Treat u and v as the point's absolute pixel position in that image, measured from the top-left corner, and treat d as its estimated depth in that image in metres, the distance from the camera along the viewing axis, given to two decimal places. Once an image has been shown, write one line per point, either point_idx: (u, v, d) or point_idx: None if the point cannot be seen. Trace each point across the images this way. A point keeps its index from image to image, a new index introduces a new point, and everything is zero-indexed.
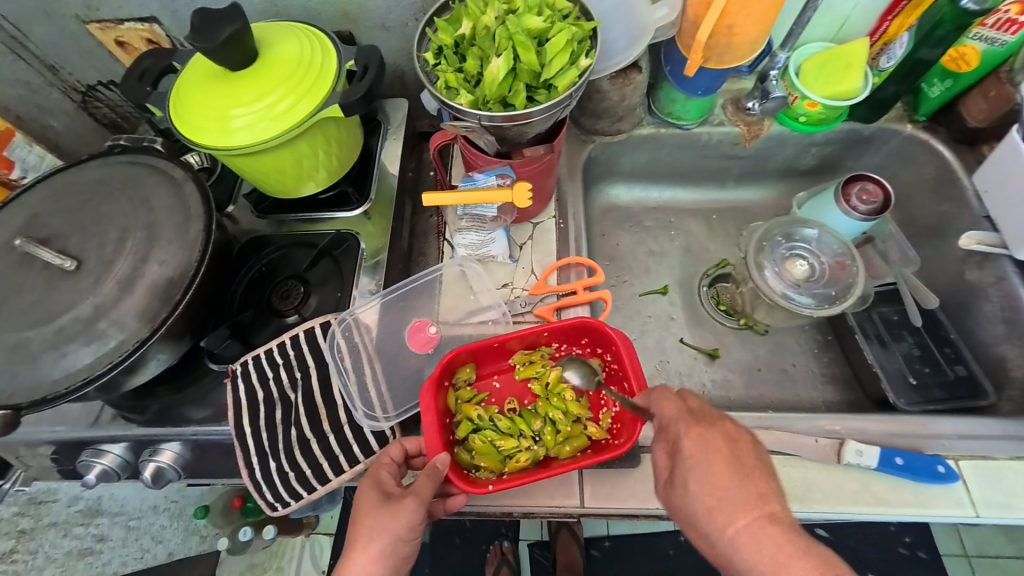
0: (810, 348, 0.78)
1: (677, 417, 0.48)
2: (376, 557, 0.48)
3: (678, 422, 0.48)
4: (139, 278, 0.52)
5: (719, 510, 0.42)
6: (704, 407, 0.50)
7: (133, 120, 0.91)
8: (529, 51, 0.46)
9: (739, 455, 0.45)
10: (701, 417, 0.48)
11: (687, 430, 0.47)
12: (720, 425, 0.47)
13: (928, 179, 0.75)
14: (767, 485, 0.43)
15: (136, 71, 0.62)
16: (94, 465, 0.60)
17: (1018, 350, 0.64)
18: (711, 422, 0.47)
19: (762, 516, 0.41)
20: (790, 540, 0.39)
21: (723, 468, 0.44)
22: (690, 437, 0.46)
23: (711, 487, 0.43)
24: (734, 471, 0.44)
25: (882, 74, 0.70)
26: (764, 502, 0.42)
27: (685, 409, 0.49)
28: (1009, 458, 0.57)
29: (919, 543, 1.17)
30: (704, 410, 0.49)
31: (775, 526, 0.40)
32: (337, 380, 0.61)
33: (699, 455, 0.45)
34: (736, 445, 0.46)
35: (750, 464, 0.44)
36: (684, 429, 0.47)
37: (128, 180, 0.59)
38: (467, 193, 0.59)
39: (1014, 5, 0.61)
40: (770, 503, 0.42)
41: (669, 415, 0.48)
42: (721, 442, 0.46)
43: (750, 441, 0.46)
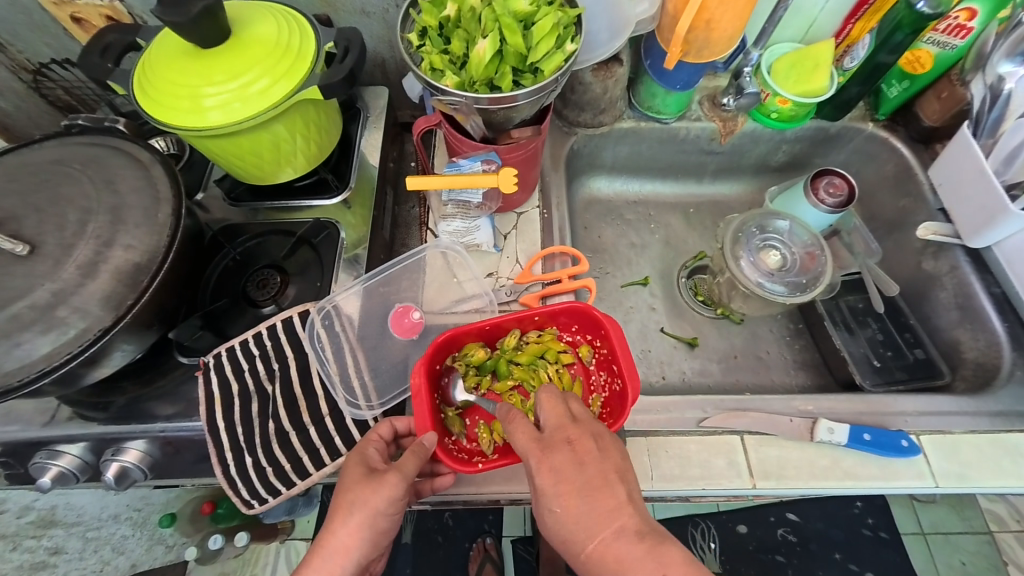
0: (783, 336, 0.81)
1: (526, 449, 0.46)
2: (355, 530, 0.47)
3: (528, 454, 0.45)
4: (103, 263, 0.49)
5: (574, 539, 0.42)
6: (561, 423, 0.47)
7: (91, 102, 0.86)
8: (515, 34, 0.46)
9: (589, 473, 0.44)
10: (551, 440, 0.46)
11: (537, 464, 0.44)
12: (568, 447, 0.45)
13: (890, 176, 0.80)
14: (616, 497, 0.43)
15: (97, 46, 0.59)
16: (50, 468, 0.56)
17: (970, 333, 0.68)
18: (559, 446, 0.45)
19: (613, 533, 0.41)
20: (637, 550, 0.40)
21: (573, 496, 0.43)
22: (541, 473, 0.44)
23: (564, 517, 0.43)
24: (583, 499, 0.43)
25: (846, 74, 0.73)
26: (615, 516, 0.42)
27: (534, 436, 0.46)
28: (963, 432, 0.60)
29: (881, 524, 1.23)
30: (558, 429, 0.47)
31: (623, 540, 0.41)
32: (318, 370, 0.59)
33: (550, 490, 0.43)
34: (585, 464, 0.44)
35: (599, 481, 0.43)
36: (535, 464, 0.45)
37: (90, 160, 0.56)
38: (453, 178, 0.59)
39: (962, 12, 0.64)
40: (620, 516, 0.42)
41: (521, 447, 0.46)
42: (571, 466, 0.44)
43: (601, 450, 0.45)
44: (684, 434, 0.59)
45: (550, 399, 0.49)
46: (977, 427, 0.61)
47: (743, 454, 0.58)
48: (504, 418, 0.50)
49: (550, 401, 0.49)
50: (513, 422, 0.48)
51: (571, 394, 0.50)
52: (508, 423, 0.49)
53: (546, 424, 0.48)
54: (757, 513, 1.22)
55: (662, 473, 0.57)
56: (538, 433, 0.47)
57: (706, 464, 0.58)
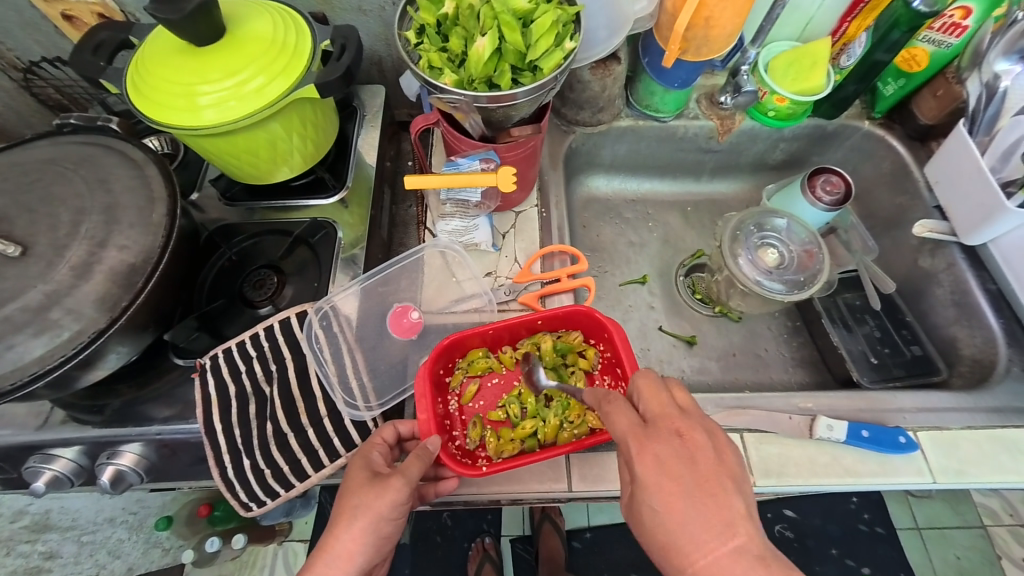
0: (781, 333, 0.82)
1: (629, 436, 0.43)
2: (359, 536, 0.47)
3: (630, 441, 0.43)
4: (97, 264, 0.49)
5: (679, 544, 0.39)
6: (666, 413, 0.44)
7: (83, 101, 0.85)
8: (514, 32, 0.46)
9: (700, 474, 0.41)
10: (656, 432, 0.43)
11: (639, 452, 0.42)
12: (679, 442, 0.42)
13: (886, 174, 0.80)
14: (732, 508, 0.39)
15: (90, 44, 0.58)
16: (44, 472, 0.56)
17: (967, 330, 0.69)
18: (667, 437, 0.43)
19: (727, 547, 0.38)
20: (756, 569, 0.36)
21: (681, 496, 0.40)
22: (646, 462, 0.42)
23: (670, 520, 0.40)
24: (693, 503, 0.40)
25: (842, 73, 0.74)
26: (729, 529, 0.38)
27: (638, 423, 0.44)
28: (961, 428, 0.61)
29: (877, 519, 1.24)
30: (663, 421, 0.44)
31: (739, 558, 0.37)
32: (315, 371, 0.59)
33: (655, 484, 0.41)
34: (696, 464, 0.41)
35: (713, 486, 0.40)
36: (637, 451, 0.42)
37: (83, 159, 0.55)
38: (451, 176, 0.58)
39: (958, 10, 0.65)
40: (735, 530, 0.38)
41: (622, 431, 0.44)
42: (681, 464, 0.41)
43: (714, 452, 0.42)
44: None
45: (652, 385, 0.46)
46: (975, 423, 0.61)
47: (743, 451, 0.58)
48: (598, 400, 0.49)
49: (651, 389, 0.46)
50: (612, 403, 0.47)
51: (672, 384, 0.48)
52: (607, 407, 0.47)
53: (648, 413, 0.45)
54: None
55: None
56: (642, 421, 0.44)
57: None
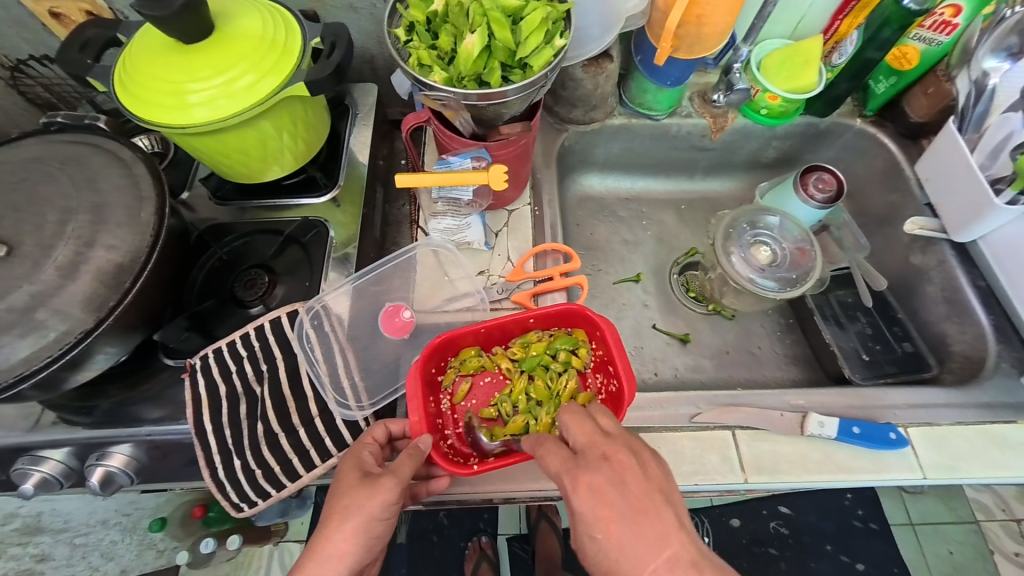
0: (774, 331, 0.82)
1: (562, 472, 0.44)
2: (350, 536, 0.47)
3: (564, 477, 0.44)
4: (84, 264, 0.48)
5: (620, 572, 0.39)
6: (593, 440, 0.45)
7: (71, 100, 0.84)
8: (504, 29, 0.46)
9: (631, 496, 0.41)
10: (585, 461, 0.44)
11: (573, 487, 0.43)
12: (607, 467, 0.43)
13: (878, 171, 0.80)
14: (664, 522, 0.40)
15: (76, 41, 0.57)
16: (32, 474, 0.55)
17: (957, 326, 0.69)
18: (595, 465, 0.43)
19: (664, 564, 0.38)
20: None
21: (616, 522, 0.40)
22: (579, 496, 0.42)
23: (610, 546, 0.40)
24: (627, 525, 0.40)
25: (834, 70, 0.73)
26: (664, 544, 0.39)
27: (569, 457, 0.45)
28: (952, 424, 0.61)
29: (871, 515, 1.25)
30: (591, 448, 0.45)
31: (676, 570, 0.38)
32: (307, 371, 0.59)
33: (590, 514, 0.41)
34: (626, 487, 0.42)
35: (644, 506, 0.40)
36: (572, 486, 0.43)
37: (69, 158, 0.54)
38: (443, 175, 0.58)
39: (948, 9, 0.65)
40: (669, 544, 0.39)
41: (555, 469, 0.45)
42: (610, 490, 0.42)
43: (640, 470, 0.43)
44: (677, 429, 0.60)
45: (575, 417, 0.47)
46: (965, 418, 0.61)
47: (735, 448, 0.58)
48: (531, 445, 0.49)
49: (576, 419, 0.47)
50: (544, 444, 0.47)
51: (597, 409, 0.48)
52: (540, 447, 0.47)
53: (578, 444, 0.46)
54: (750, 507, 1.23)
55: None
56: (573, 453, 0.45)
57: (699, 460, 0.58)
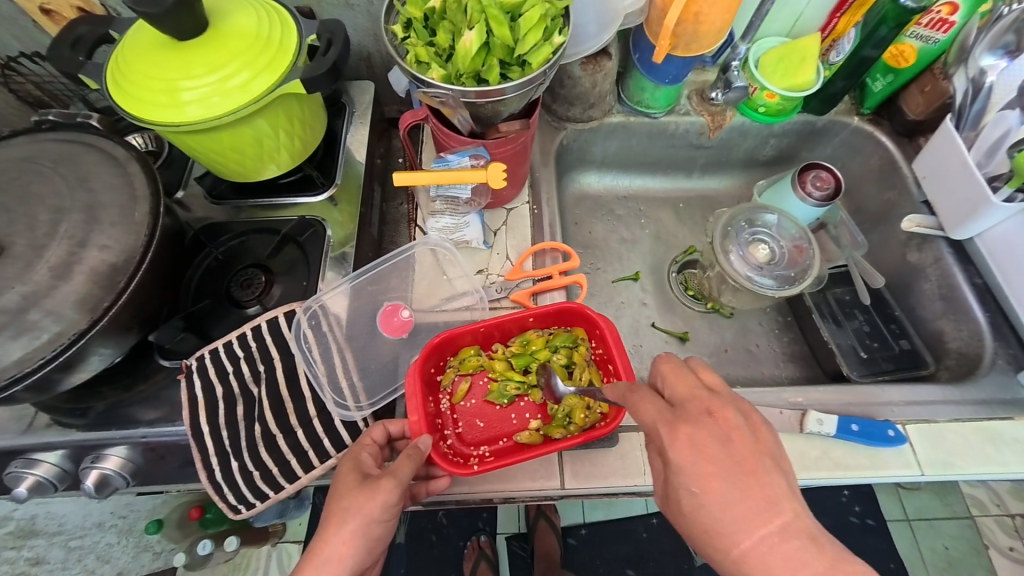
0: (772, 328, 0.82)
1: (658, 422, 0.40)
2: (349, 539, 0.46)
3: (659, 427, 0.40)
4: (76, 264, 0.47)
5: (721, 530, 0.36)
6: (695, 394, 0.41)
7: (63, 98, 0.83)
8: (502, 25, 0.45)
9: (738, 455, 0.38)
10: (686, 414, 0.40)
11: (671, 439, 0.39)
12: (712, 424, 0.39)
13: (875, 169, 0.81)
14: (774, 485, 0.36)
15: (67, 38, 0.56)
16: (26, 477, 0.54)
17: (953, 324, 0.69)
18: (697, 420, 0.40)
19: (773, 530, 0.35)
20: (802, 550, 0.34)
21: (721, 478, 0.37)
22: (678, 450, 0.38)
23: (711, 503, 0.37)
24: (733, 484, 0.37)
25: (831, 69, 0.74)
26: (773, 509, 0.36)
27: (666, 408, 0.41)
28: (949, 421, 0.61)
29: (868, 511, 1.26)
30: (692, 402, 0.41)
31: (789, 537, 0.35)
32: (304, 371, 0.58)
33: (690, 471, 0.38)
34: (733, 444, 0.38)
35: (753, 465, 0.37)
36: (668, 439, 0.39)
37: (62, 157, 0.53)
38: (441, 173, 0.57)
39: (945, 6, 0.65)
40: (780, 511, 0.36)
41: (650, 418, 0.41)
42: (715, 446, 0.38)
43: (748, 431, 0.39)
44: None
45: (675, 369, 0.43)
46: (961, 415, 0.62)
47: None
48: (621, 394, 0.45)
49: (675, 370, 0.44)
50: (636, 393, 0.43)
51: (695, 364, 0.45)
52: (631, 396, 0.43)
53: (674, 397, 0.42)
54: None
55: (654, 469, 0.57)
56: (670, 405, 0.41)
57: None
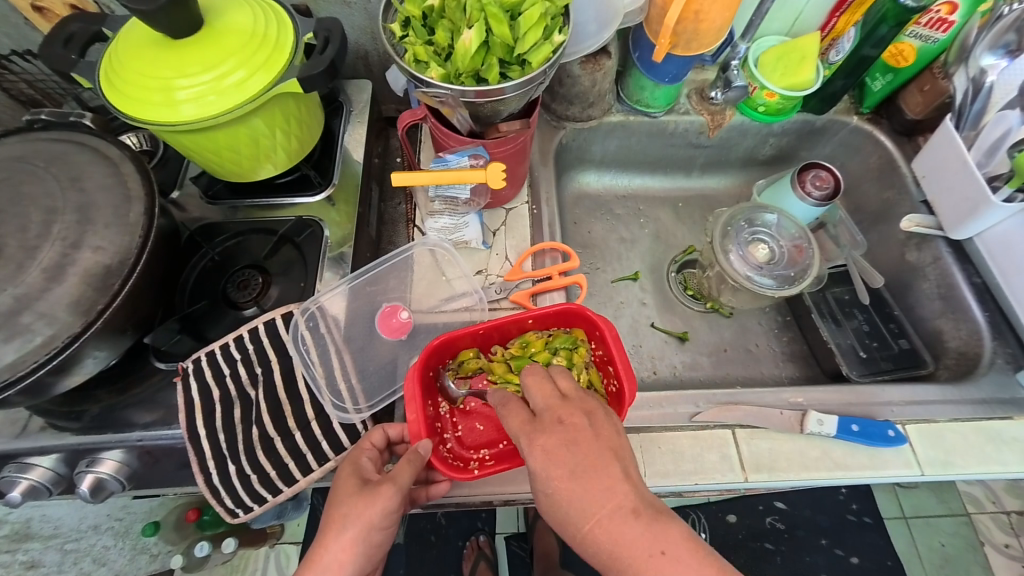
0: (772, 328, 0.82)
1: (519, 432, 0.43)
2: (349, 546, 0.46)
3: (520, 437, 0.43)
4: (70, 266, 0.47)
5: (571, 523, 0.40)
6: (550, 402, 0.44)
7: (56, 97, 0.82)
8: (502, 24, 0.45)
9: (581, 454, 0.41)
10: (541, 422, 0.43)
11: (528, 447, 0.42)
12: (560, 428, 0.42)
13: (874, 168, 0.80)
14: (611, 476, 0.40)
15: (59, 36, 0.55)
16: (20, 481, 0.54)
17: (952, 323, 0.69)
18: (549, 427, 0.42)
19: (608, 514, 0.39)
20: (631, 530, 0.38)
21: (566, 478, 0.40)
22: (533, 458, 0.41)
23: (561, 502, 0.40)
24: (575, 480, 0.40)
25: (832, 68, 0.73)
26: (609, 496, 0.39)
27: (528, 419, 0.44)
28: (948, 420, 0.61)
29: (865, 509, 1.26)
30: (548, 410, 0.44)
31: (622, 519, 0.38)
32: (302, 373, 0.58)
33: (542, 474, 0.41)
34: (577, 445, 0.41)
35: (593, 462, 0.40)
36: (527, 447, 0.42)
37: (54, 157, 0.53)
38: (440, 173, 0.57)
39: (944, 5, 0.65)
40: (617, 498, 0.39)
41: (514, 429, 0.44)
42: (563, 449, 0.41)
43: (593, 429, 0.42)
44: (676, 428, 0.60)
45: (538, 380, 0.46)
46: (960, 415, 0.62)
47: (734, 447, 0.58)
48: (497, 402, 0.48)
49: (537, 381, 0.46)
50: (507, 405, 0.46)
51: (557, 371, 0.48)
52: (501, 409, 0.47)
53: (537, 405, 0.45)
54: (747, 502, 1.24)
55: (655, 469, 0.57)
56: (531, 415, 0.44)
57: (699, 459, 0.58)
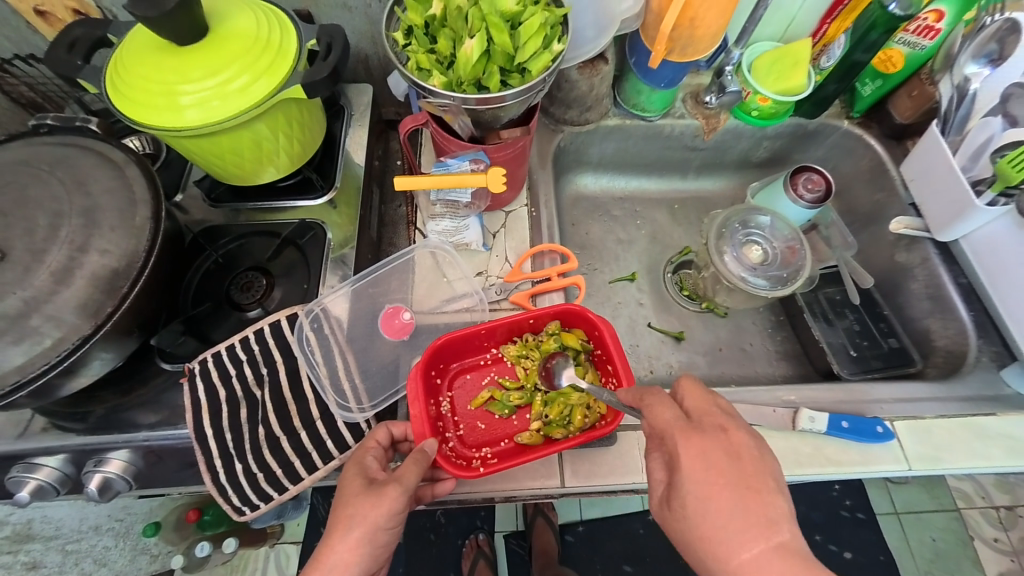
0: (765, 327, 0.84)
1: (673, 426, 0.46)
2: (355, 546, 0.47)
3: (673, 431, 0.46)
4: (77, 269, 0.48)
5: (720, 539, 0.40)
6: (708, 412, 0.48)
7: (57, 100, 0.83)
8: (502, 33, 0.46)
9: (742, 470, 0.43)
10: (701, 427, 0.46)
11: (682, 444, 0.45)
12: (722, 437, 0.45)
13: (865, 171, 0.82)
14: (775, 508, 0.41)
15: (63, 41, 0.56)
16: (27, 482, 0.54)
17: (940, 322, 0.71)
18: (710, 432, 0.45)
19: (768, 546, 0.39)
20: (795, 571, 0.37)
21: (724, 489, 0.42)
22: (687, 455, 0.44)
23: (714, 513, 0.41)
24: (735, 495, 0.42)
25: (823, 73, 0.75)
26: (772, 529, 0.40)
27: (683, 418, 0.47)
28: (935, 417, 0.63)
29: (858, 505, 1.29)
30: (706, 418, 0.47)
31: (785, 556, 0.38)
32: (307, 373, 0.59)
33: (695, 475, 0.43)
34: (739, 461, 0.44)
35: (755, 483, 0.42)
36: (681, 443, 0.45)
37: (60, 162, 0.53)
38: (441, 177, 0.58)
39: (932, 13, 0.67)
40: (780, 531, 0.39)
41: (667, 424, 0.46)
42: (723, 459, 0.44)
43: (756, 454, 0.44)
44: None
45: (694, 389, 0.50)
46: (947, 411, 0.64)
47: None
48: (637, 398, 0.51)
49: (695, 391, 0.50)
50: (657, 399, 0.49)
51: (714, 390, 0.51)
52: (649, 401, 0.49)
53: (691, 411, 0.48)
54: None
55: None
56: (686, 418, 0.47)
57: None
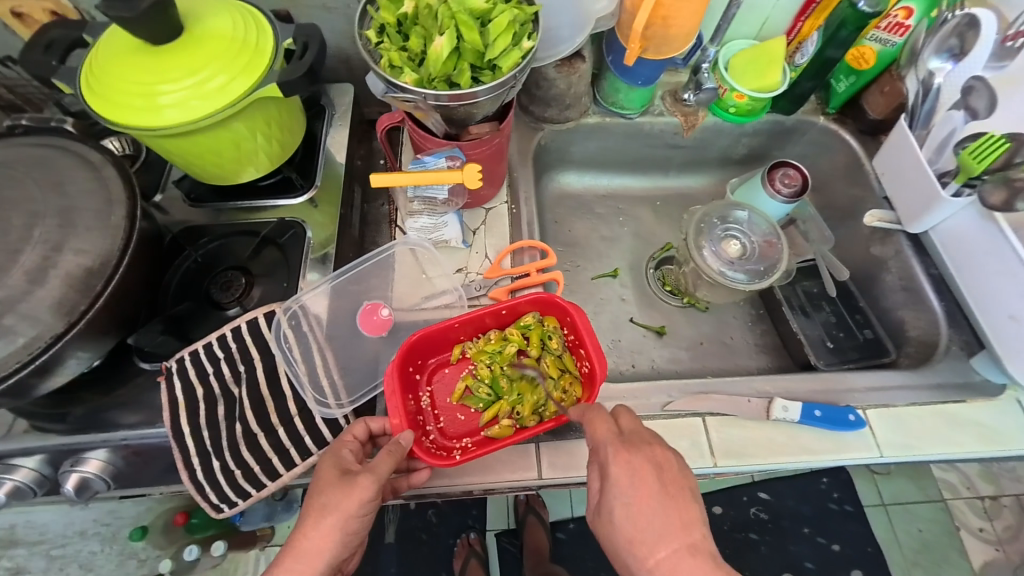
0: (746, 321, 0.85)
1: (607, 441, 0.49)
2: (328, 533, 0.47)
3: (608, 446, 0.49)
4: (52, 268, 0.48)
5: (642, 541, 0.45)
6: (638, 429, 0.51)
7: (37, 102, 0.82)
8: (472, 31, 0.47)
9: (666, 483, 0.47)
10: (632, 441, 0.49)
11: (614, 458, 0.48)
12: (650, 451, 0.48)
13: (840, 166, 0.84)
14: (690, 513, 0.46)
15: (40, 42, 0.56)
16: (3, 483, 0.54)
17: (913, 313, 0.73)
18: (640, 447, 0.48)
19: (683, 548, 0.44)
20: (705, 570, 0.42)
21: (649, 498, 0.46)
22: (618, 468, 0.47)
23: (637, 518, 0.46)
24: (659, 502, 0.46)
25: (797, 69, 0.76)
26: (686, 532, 0.45)
27: (616, 432, 0.50)
28: (907, 405, 0.64)
29: (846, 497, 1.29)
30: (637, 434, 0.50)
31: (695, 556, 0.43)
32: (286, 370, 0.59)
33: (625, 487, 0.47)
34: (663, 473, 0.47)
35: (676, 492, 0.47)
36: (613, 457, 0.48)
37: (35, 162, 0.53)
38: (418, 174, 0.59)
39: (901, 11, 0.69)
40: (692, 533, 0.44)
41: (602, 438, 0.49)
42: (650, 472, 0.47)
43: (678, 466, 0.48)
44: (650, 418, 0.62)
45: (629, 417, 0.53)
46: (919, 399, 0.65)
47: (705, 434, 0.61)
48: (579, 412, 0.53)
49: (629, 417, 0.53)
50: (594, 413, 0.51)
51: (625, 411, 0.53)
52: (587, 415, 0.52)
53: (624, 427, 0.51)
54: (730, 494, 1.28)
55: None
56: (619, 431, 0.50)
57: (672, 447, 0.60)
